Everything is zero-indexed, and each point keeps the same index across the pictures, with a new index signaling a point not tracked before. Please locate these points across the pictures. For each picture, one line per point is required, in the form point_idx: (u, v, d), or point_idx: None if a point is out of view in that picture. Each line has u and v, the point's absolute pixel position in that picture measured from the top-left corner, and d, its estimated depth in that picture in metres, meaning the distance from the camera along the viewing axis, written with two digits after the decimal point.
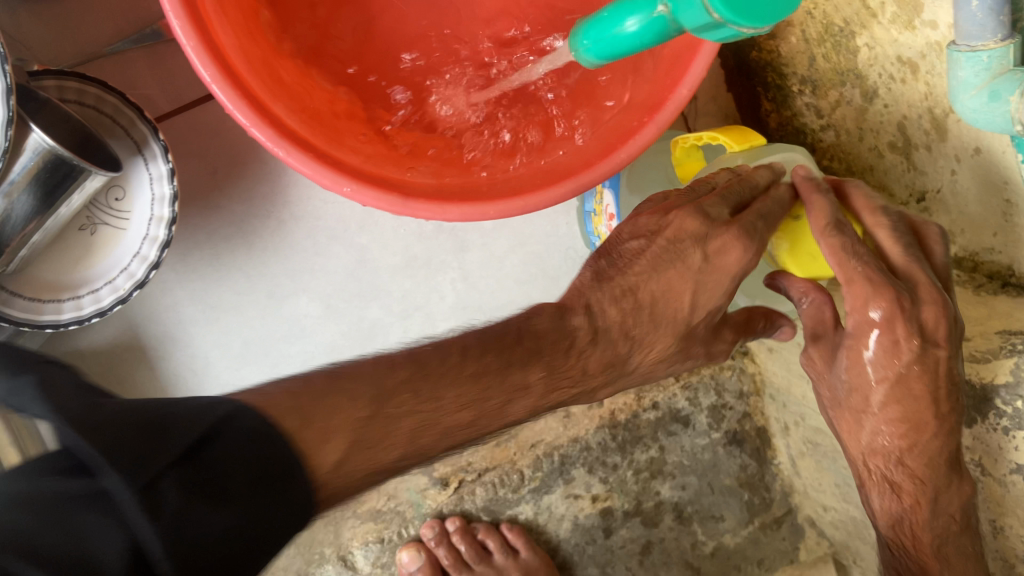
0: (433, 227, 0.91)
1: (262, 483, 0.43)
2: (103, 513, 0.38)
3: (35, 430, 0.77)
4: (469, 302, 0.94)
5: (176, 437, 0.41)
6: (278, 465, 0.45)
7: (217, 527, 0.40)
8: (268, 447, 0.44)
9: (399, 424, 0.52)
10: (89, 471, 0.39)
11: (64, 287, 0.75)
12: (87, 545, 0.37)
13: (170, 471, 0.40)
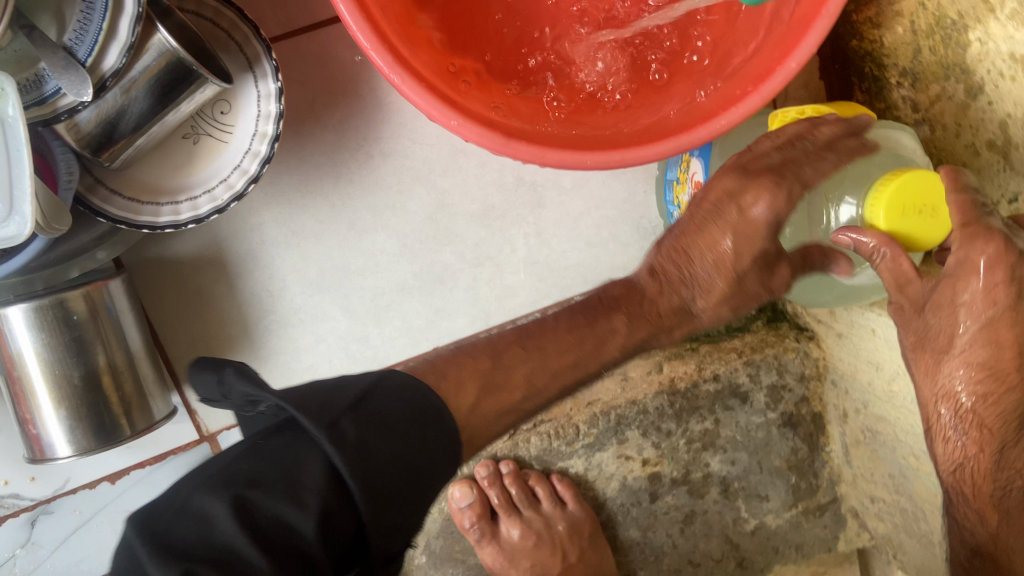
0: (515, 179, 0.91)
1: (416, 420, 0.62)
2: (304, 448, 0.58)
3: (118, 326, 0.78)
4: (539, 257, 0.95)
5: (346, 394, 0.61)
6: (423, 407, 0.64)
7: (384, 453, 0.59)
8: (409, 398, 0.63)
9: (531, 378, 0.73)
10: (295, 424, 0.61)
11: (164, 191, 0.77)
12: (298, 471, 0.57)
13: (343, 416, 0.58)
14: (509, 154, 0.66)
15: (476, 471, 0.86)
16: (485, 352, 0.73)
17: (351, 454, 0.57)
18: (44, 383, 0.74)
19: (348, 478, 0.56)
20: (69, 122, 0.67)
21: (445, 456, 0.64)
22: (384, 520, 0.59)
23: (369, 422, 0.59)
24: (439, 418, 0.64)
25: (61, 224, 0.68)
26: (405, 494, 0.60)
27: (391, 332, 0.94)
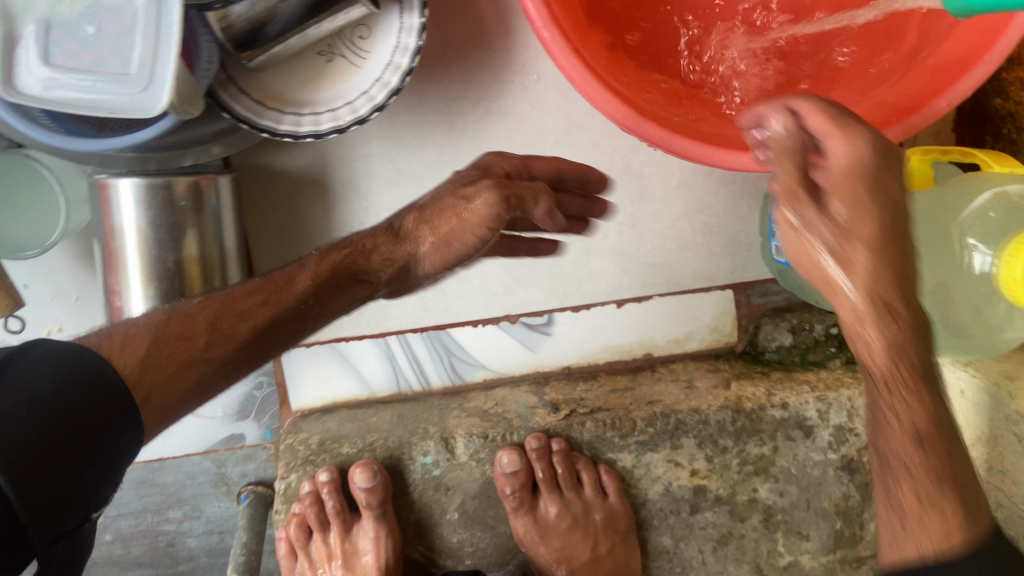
0: (622, 166, 0.91)
1: (67, 382, 0.54)
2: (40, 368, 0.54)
3: (218, 223, 0.79)
4: (629, 248, 0.93)
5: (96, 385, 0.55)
6: (94, 375, 0.56)
7: (91, 403, 0.54)
8: (70, 358, 0.56)
9: (186, 372, 0.62)
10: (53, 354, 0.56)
11: (289, 101, 0.77)
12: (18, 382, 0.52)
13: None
14: (640, 134, 0.65)
15: (526, 442, 0.85)
16: (203, 303, 0.66)
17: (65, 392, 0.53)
18: (139, 258, 0.75)
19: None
20: (221, 13, 0.68)
21: (131, 440, 0.57)
22: (52, 502, 0.51)
23: (69, 371, 0.55)
24: (105, 376, 0.56)
25: (195, 108, 0.70)
26: (82, 457, 0.53)
27: (468, 291, 0.93)
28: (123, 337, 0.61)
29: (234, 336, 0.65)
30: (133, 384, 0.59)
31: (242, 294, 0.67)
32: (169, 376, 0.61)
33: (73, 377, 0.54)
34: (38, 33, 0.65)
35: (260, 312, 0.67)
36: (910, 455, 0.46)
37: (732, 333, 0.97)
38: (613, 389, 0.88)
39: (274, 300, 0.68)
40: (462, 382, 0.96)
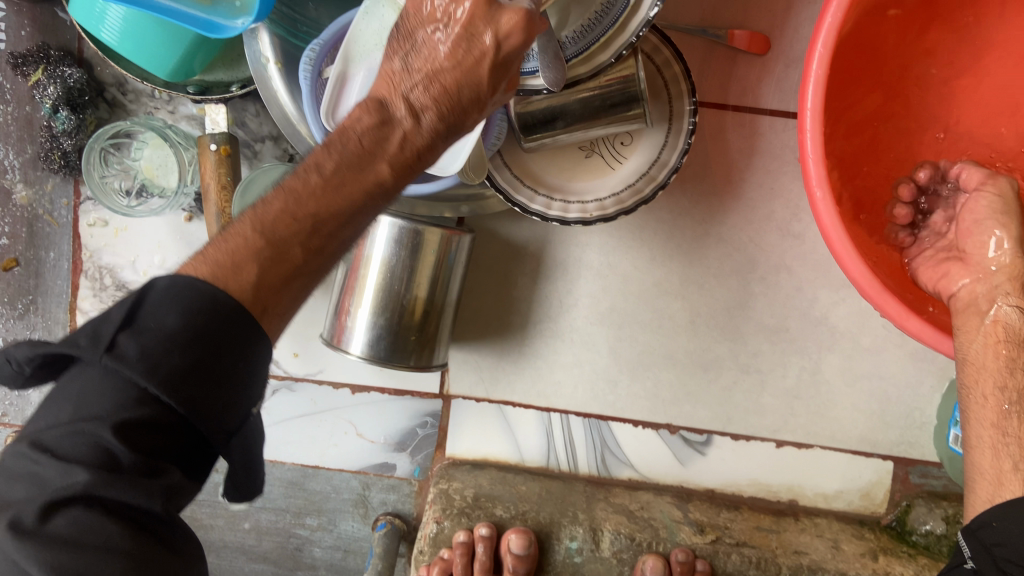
0: (819, 316, 0.93)
1: (190, 315, 0.47)
2: (164, 302, 0.47)
3: (449, 272, 0.84)
4: (803, 394, 0.95)
5: (217, 315, 0.48)
6: (225, 311, 0.48)
7: (217, 333, 0.48)
8: (186, 293, 0.48)
9: (285, 289, 0.51)
10: (165, 287, 0.48)
11: (545, 184, 0.85)
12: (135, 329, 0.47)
13: (119, 333, 0.47)
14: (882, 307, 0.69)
15: (672, 553, 0.90)
16: (261, 207, 0.52)
17: (188, 330, 0.47)
18: (377, 287, 0.82)
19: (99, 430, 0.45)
20: (523, 100, 0.76)
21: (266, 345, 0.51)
22: (222, 407, 0.49)
23: (194, 302, 0.47)
24: (222, 305, 0.48)
25: (473, 175, 0.76)
26: (206, 391, 0.48)
27: (639, 390, 0.96)
28: (225, 238, 0.51)
29: (300, 231, 0.51)
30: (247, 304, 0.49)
31: (327, 156, 0.53)
32: (259, 273, 0.50)
33: (205, 307, 0.47)
34: (366, 79, 0.71)
35: (324, 196, 0.52)
36: (1003, 421, 0.61)
37: (883, 504, 0.97)
38: (758, 526, 0.92)
39: (340, 197, 0.52)
40: (608, 476, 0.98)
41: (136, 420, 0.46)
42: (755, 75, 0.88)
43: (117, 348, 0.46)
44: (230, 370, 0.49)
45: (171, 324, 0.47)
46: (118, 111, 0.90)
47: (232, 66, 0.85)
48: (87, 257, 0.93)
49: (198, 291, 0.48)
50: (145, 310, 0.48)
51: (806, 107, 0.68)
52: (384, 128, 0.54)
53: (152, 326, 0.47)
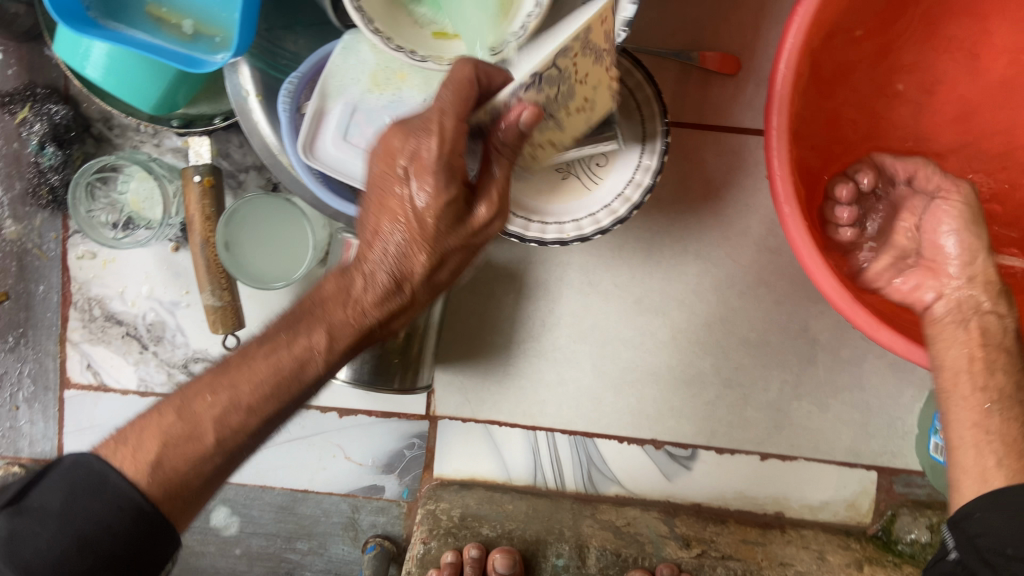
0: (797, 328, 0.94)
1: (77, 493, 0.56)
2: (73, 483, 0.56)
3: (432, 296, 0.86)
4: (785, 406, 0.96)
5: (96, 501, 0.56)
6: (111, 496, 0.56)
7: (94, 512, 0.56)
8: (79, 473, 0.57)
9: (199, 460, 0.59)
10: (73, 469, 0.57)
11: (523, 207, 0.86)
12: (42, 506, 0.56)
13: (5, 510, 0.56)
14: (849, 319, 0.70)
15: (657, 568, 0.94)
16: (198, 387, 0.61)
17: (67, 508, 0.56)
18: None
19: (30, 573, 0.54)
20: None
21: (131, 524, 0.56)
22: (114, 561, 0.56)
23: (74, 482, 0.56)
24: (108, 480, 0.56)
25: None
26: (102, 554, 0.55)
27: (623, 406, 0.97)
28: (214, 390, 0.61)
29: (244, 409, 0.60)
30: (144, 484, 0.57)
31: (320, 317, 0.63)
32: (185, 466, 0.59)
33: (99, 482, 0.56)
34: (343, 112, 0.73)
35: (268, 377, 0.61)
36: (986, 420, 0.65)
37: (868, 514, 0.97)
38: (744, 539, 0.94)
39: (285, 394, 0.62)
40: (595, 492, 0.99)
41: (48, 567, 0.54)
42: (728, 95, 0.90)
43: (26, 510, 0.56)
44: (116, 548, 0.56)
45: (56, 503, 0.56)
46: (104, 145, 0.92)
47: (215, 100, 0.87)
48: (76, 289, 0.94)
49: (84, 474, 0.57)
50: (32, 500, 0.56)
51: (771, 126, 0.69)
52: (350, 273, 0.63)
53: (56, 492, 0.56)
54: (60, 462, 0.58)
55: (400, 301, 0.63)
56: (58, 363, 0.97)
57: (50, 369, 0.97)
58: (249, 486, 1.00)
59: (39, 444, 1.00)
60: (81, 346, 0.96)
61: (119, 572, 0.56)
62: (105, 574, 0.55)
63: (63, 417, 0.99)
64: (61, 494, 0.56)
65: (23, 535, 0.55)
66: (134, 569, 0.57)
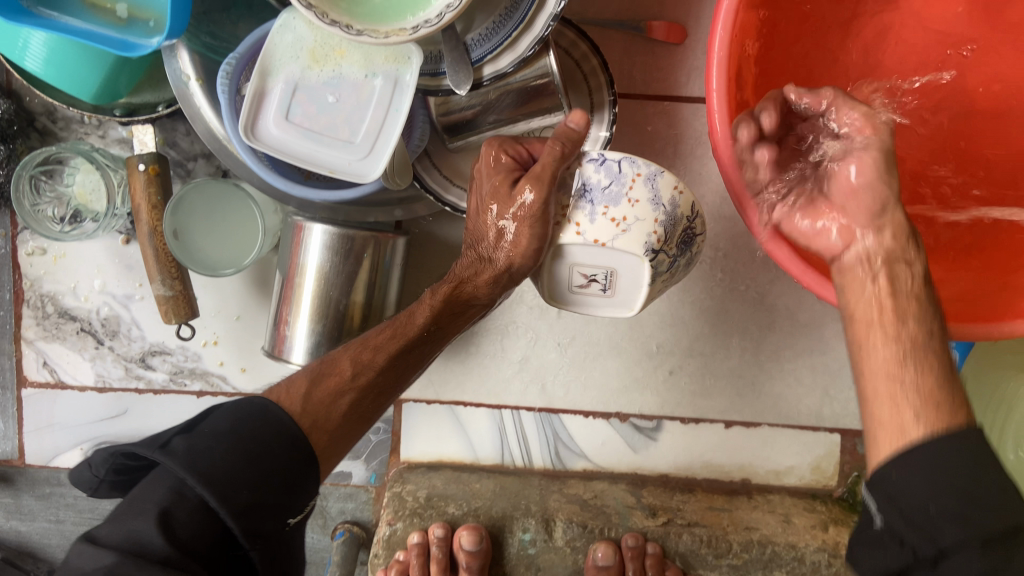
0: (756, 296, 0.94)
1: (238, 422, 0.68)
2: (247, 415, 0.69)
3: (386, 276, 0.85)
4: (746, 373, 0.96)
5: (262, 423, 0.68)
6: (275, 421, 0.68)
7: (220, 452, 0.65)
8: (256, 407, 0.69)
9: (338, 399, 0.72)
10: (246, 406, 0.70)
11: None
12: (207, 427, 0.67)
13: (176, 435, 0.66)
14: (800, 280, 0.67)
15: (623, 539, 0.95)
16: (350, 348, 0.74)
17: (236, 427, 0.67)
18: (313, 295, 0.83)
19: (194, 482, 0.62)
20: (442, 98, 0.77)
21: (291, 450, 0.68)
22: (275, 475, 0.66)
23: (243, 413, 0.69)
24: (270, 411, 0.69)
25: (400, 180, 0.78)
26: (268, 470, 0.66)
27: (587, 381, 0.96)
28: (357, 345, 0.74)
29: (375, 367, 0.73)
30: (297, 416, 0.70)
31: (434, 293, 0.74)
32: (335, 415, 0.72)
33: (263, 411, 0.69)
34: (284, 92, 0.73)
35: (390, 345, 0.73)
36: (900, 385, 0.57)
37: (834, 477, 0.98)
38: (711, 507, 0.95)
39: (402, 361, 0.74)
40: (562, 468, 0.98)
41: (220, 469, 0.64)
42: (674, 64, 0.89)
43: (170, 445, 0.65)
44: (272, 460, 0.67)
45: (224, 425, 0.67)
46: (50, 139, 0.91)
47: (158, 88, 0.87)
48: (28, 286, 0.93)
49: (259, 402, 0.70)
50: (202, 425, 0.68)
51: (711, 91, 0.67)
52: (482, 260, 0.72)
53: (224, 421, 0.68)
54: (221, 408, 0.70)
55: (497, 267, 0.71)
56: (14, 362, 0.96)
57: (6, 369, 0.96)
58: None
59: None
60: (36, 344, 0.95)
61: (271, 485, 0.66)
62: (261, 485, 0.65)
63: (22, 417, 0.97)
64: (228, 420, 0.68)
65: (185, 451, 0.64)
66: (280, 490, 0.67)
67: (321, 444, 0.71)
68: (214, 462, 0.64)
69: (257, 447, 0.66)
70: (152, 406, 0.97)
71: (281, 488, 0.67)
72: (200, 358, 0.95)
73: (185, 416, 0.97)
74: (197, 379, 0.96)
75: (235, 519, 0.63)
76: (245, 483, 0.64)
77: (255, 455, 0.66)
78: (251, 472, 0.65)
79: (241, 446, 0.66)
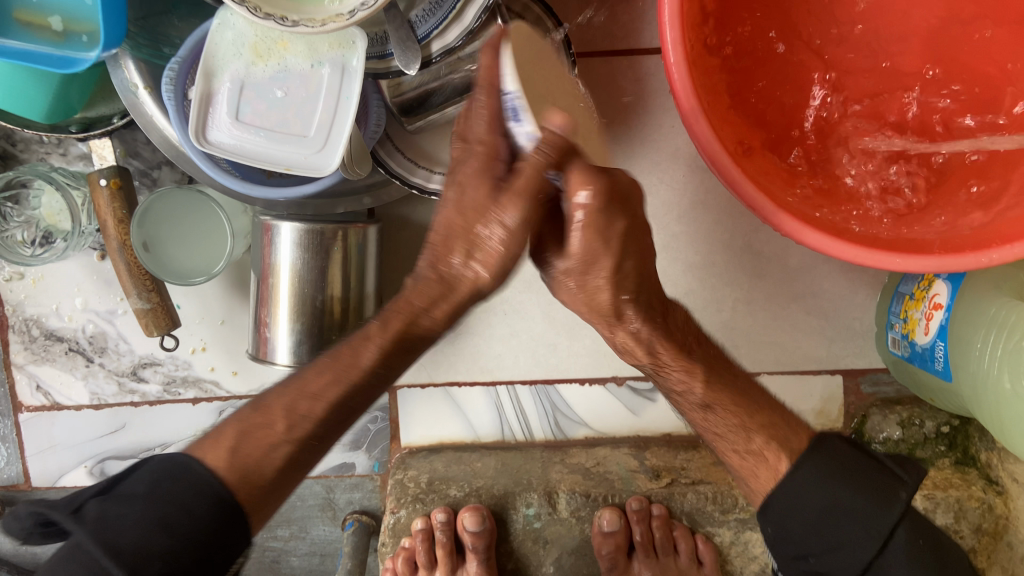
0: (742, 245, 0.92)
1: (156, 486, 0.59)
2: (171, 480, 0.60)
3: (362, 264, 0.84)
4: (740, 325, 0.95)
5: (188, 478, 0.60)
6: (195, 480, 0.60)
7: (131, 522, 0.57)
8: (178, 468, 0.61)
9: (271, 453, 0.63)
10: (180, 465, 0.61)
11: (440, 162, 0.84)
12: (124, 484, 0.60)
13: (91, 499, 0.59)
14: (768, 221, 0.66)
15: (627, 503, 0.95)
16: (287, 394, 0.65)
17: (148, 493, 0.59)
18: (289, 294, 0.82)
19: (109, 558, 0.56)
20: (394, 80, 0.76)
21: (214, 511, 0.59)
22: (199, 547, 0.58)
23: (160, 473, 0.60)
24: (190, 470, 0.61)
25: (360, 167, 0.77)
26: (193, 537, 0.58)
27: (578, 349, 0.95)
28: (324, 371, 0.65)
29: (313, 417, 0.64)
30: (224, 471, 0.61)
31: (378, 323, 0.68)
32: (269, 466, 0.63)
33: (180, 471, 0.61)
34: (233, 91, 0.71)
35: (330, 391, 0.64)
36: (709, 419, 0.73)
37: (838, 418, 0.97)
38: (714, 463, 0.94)
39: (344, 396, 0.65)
40: (564, 437, 0.98)
41: (129, 538, 0.57)
42: (634, 15, 0.86)
43: (82, 511, 0.59)
44: (190, 523, 0.58)
45: (138, 490, 0.59)
46: (11, 162, 0.90)
47: (112, 99, 0.85)
48: (11, 312, 0.93)
49: (168, 458, 0.62)
50: (121, 483, 0.61)
51: (666, 42, 0.65)
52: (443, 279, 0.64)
53: (138, 492, 0.59)
54: (145, 465, 0.62)
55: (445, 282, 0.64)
56: (7, 389, 0.96)
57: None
58: None
59: (4, 471, 1.00)
60: (27, 369, 0.95)
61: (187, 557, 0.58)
62: (184, 548, 0.58)
63: (22, 441, 0.98)
64: (143, 484, 0.60)
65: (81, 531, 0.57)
66: (209, 558, 0.59)
67: (252, 498, 0.62)
68: (124, 533, 0.57)
69: (178, 505, 0.59)
70: (148, 418, 0.97)
71: (214, 548, 0.59)
72: (190, 365, 0.94)
73: (183, 425, 0.97)
74: (190, 387, 0.96)
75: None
76: (158, 553, 0.57)
77: (170, 521, 0.58)
78: (162, 543, 0.57)
79: (151, 514, 0.58)
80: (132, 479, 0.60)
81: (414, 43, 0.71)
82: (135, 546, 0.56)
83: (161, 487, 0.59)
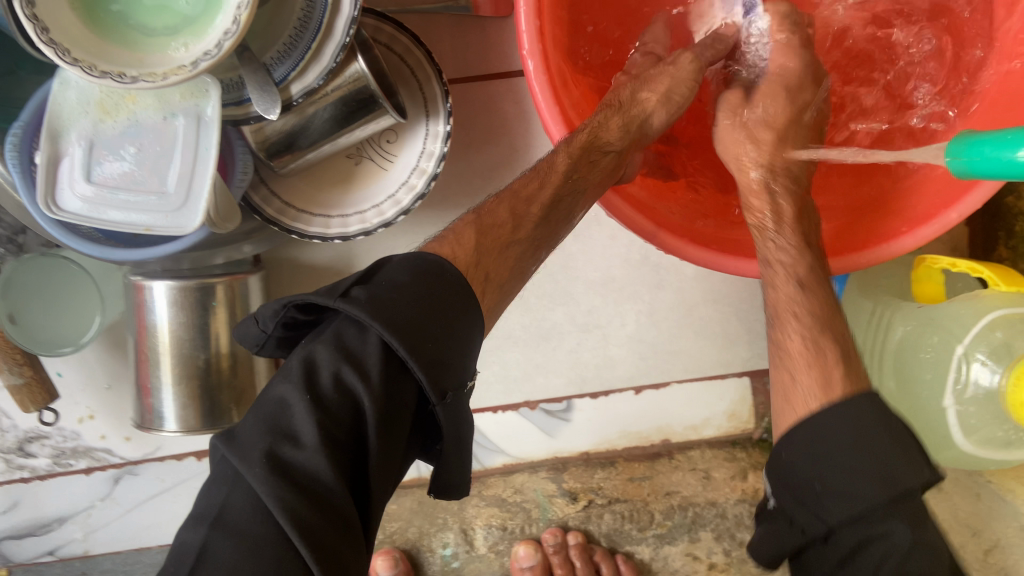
0: (641, 258, 0.89)
1: (418, 274, 0.52)
2: (418, 273, 0.52)
3: None
4: (647, 337, 0.92)
5: (446, 271, 0.53)
6: (451, 277, 0.53)
7: (397, 299, 0.50)
8: (428, 262, 0.54)
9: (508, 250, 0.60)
10: (421, 259, 0.54)
11: (317, 204, 0.82)
12: (377, 273, 0.53)
13: (354, 284, 0.51)
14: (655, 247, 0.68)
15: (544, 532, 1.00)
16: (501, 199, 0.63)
17: (417, 279, 0.52)
18: (168, 357, 0.78)
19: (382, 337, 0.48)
20: (255, 127, 0.72)
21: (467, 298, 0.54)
22: (434, 357, 0.50)
23: (420, 266, 0.53)
24: (446, 268, 0.54)
25: (227, 221, 0.73)
26: (442, 328, 0.51)
27: (487, 376, 0.92)
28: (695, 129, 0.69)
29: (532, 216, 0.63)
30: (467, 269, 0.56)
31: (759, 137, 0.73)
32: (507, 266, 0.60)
33: (436, 267, 0.53)
34: (84, 152, 0.68)
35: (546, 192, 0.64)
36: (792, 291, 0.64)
37: (749, 419, 0.98)
38: (631, 479, 0.98)
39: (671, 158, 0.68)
40: (482, 468, 0.97)
41: (405, 313, 0.49)
42: (507, 37, 0.85)
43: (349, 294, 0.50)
44: (446, 306, 0.52)
45: (402, 276, 0.52)
46: None
47: None
48: None
49: (415, 252, 0.54)
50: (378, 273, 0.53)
51: (528, 69, 0.65)
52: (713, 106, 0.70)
53: (405, 276, 0.52)
54: (398, 261, 0.53)
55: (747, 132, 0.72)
56: None
57: None
58: (125, 551, 0.98)
59: None
60: None
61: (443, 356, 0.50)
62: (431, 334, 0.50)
63: None
64: (407, 272, 0.52)
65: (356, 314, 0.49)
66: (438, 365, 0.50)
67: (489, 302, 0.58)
68: (405, 309, 0.50)
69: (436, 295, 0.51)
70: (41, 494, 0.93)
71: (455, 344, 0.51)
72: (79, 435, 0.90)
73: (80, 496, 0.94)
74: (81, 457, 0.91)
75: (427, 374, 0.49)
76: (425, 339, 0.49)
77: (420, 307, 0.50)
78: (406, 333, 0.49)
79: (422, 297, 0.51)
80: (389, 270, 0.52)
81: (269, 86, 0.68)
82: (412, 322, 0.49)
83: (397, 282, 0.51)
